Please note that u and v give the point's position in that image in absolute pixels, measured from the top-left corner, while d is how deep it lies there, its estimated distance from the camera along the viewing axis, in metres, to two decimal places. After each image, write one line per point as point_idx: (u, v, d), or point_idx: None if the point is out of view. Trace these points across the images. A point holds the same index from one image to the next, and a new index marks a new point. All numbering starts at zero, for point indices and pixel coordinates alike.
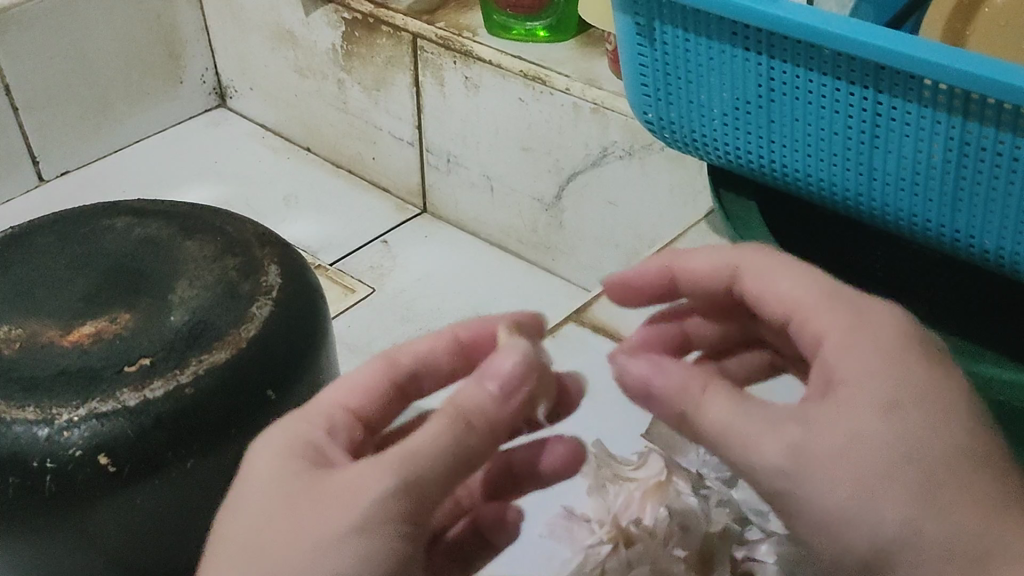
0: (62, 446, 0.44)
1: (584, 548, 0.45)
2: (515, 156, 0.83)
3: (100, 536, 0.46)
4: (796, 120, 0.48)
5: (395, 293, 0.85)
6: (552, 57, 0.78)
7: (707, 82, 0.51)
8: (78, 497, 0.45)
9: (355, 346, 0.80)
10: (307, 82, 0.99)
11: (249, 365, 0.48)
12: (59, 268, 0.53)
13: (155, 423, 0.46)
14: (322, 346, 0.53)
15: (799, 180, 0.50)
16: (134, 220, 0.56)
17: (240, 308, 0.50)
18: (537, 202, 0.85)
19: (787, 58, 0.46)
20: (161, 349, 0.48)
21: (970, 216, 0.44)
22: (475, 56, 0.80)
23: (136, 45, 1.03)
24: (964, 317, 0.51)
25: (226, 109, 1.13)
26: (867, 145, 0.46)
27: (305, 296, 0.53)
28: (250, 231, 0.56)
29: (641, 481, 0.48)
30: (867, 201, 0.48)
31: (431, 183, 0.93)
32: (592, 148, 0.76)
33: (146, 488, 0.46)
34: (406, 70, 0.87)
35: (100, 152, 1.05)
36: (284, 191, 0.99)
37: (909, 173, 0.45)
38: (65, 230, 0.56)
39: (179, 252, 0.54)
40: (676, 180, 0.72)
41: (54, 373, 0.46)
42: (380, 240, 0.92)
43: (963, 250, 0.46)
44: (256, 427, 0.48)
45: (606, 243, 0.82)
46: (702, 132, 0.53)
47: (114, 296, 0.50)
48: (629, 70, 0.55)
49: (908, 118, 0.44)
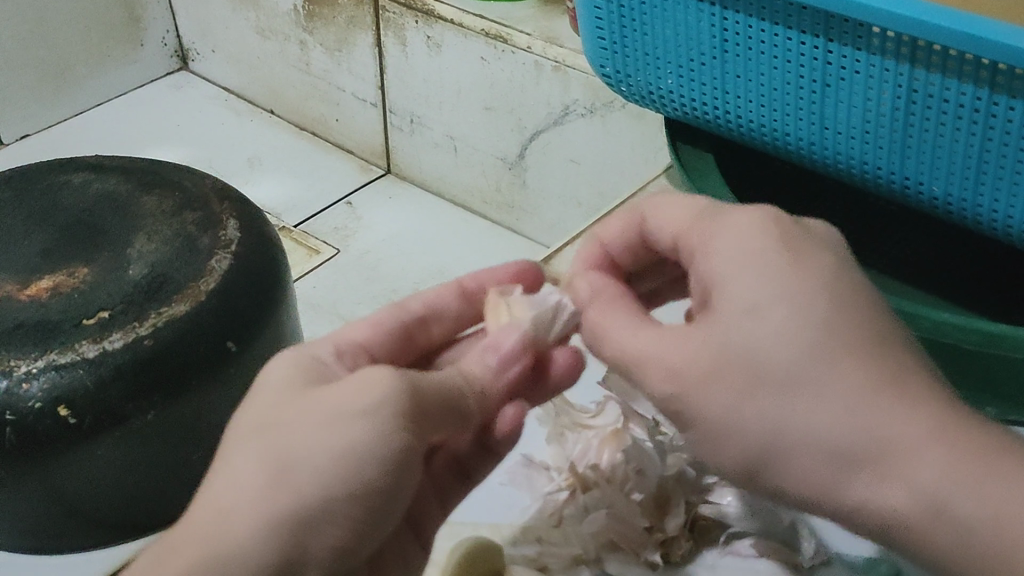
0: (21, 399, 0.45)
1: (543, 495, 0.46)
2: (477, 115, 0.84)
3: (62, 486, 0.47)
4: (750, 71, 0.49)
5: (360, 253, 0.86)
6: (513, 15, 0.77)
7: (662, 33, 0.51)
8: (38, 449, 0.45)
9: (320, 307, 0.80)
10: (269, 43, 0.99)
11: (208, 317, 0.49)
12: (15, 223, 0.52)
13: (115, 374, 0.46)
14: (282, 300, 0.54)
15: (754, 131, 0.51)
16: (91, 176, 0.56)
17: (198, 262, 0.50)
18: (499, 161, 0.85)
19: (740, 8, 0.47)
20: (120, 302, 0.48)
21: (918, 164, 0.45)
22: (436, 15, 0.80)
23: (97, 7, 1.02)
24: (918, 269, 0.52)
25: (188, 72, 1.12)
26: (818, 95, 0.47)
27: (263, 249, 0.53)
28: (209, 186, 0.56)
29: (598, 429, 0.48)
30: (819, 150, 0.48)
31: (395, 144, 0.94)
32: (553, 106, 0.77)
33: (107, 439, 0.46)
34: (368, 30, 0.87)
35: (62, 114, 1.04)
36: (247, 153, 0.99)
37: (859, 122, 0.46)
38: (22, 187, 0.55)
39: (138, 207, 0.54)
40: (637, 137, 0.73)
41: (13, 326, 0.46)
42: (344, 202, 0.92)
43: (912, 198, 0.46)
44: (216, 379, 0.49)
45: (569, 201, 0.82)
46: (657, 84, 0.54)
47: (72, 252, 0.50)
48: (586, 24, 0.55)
49: (857, 67, 0.44)
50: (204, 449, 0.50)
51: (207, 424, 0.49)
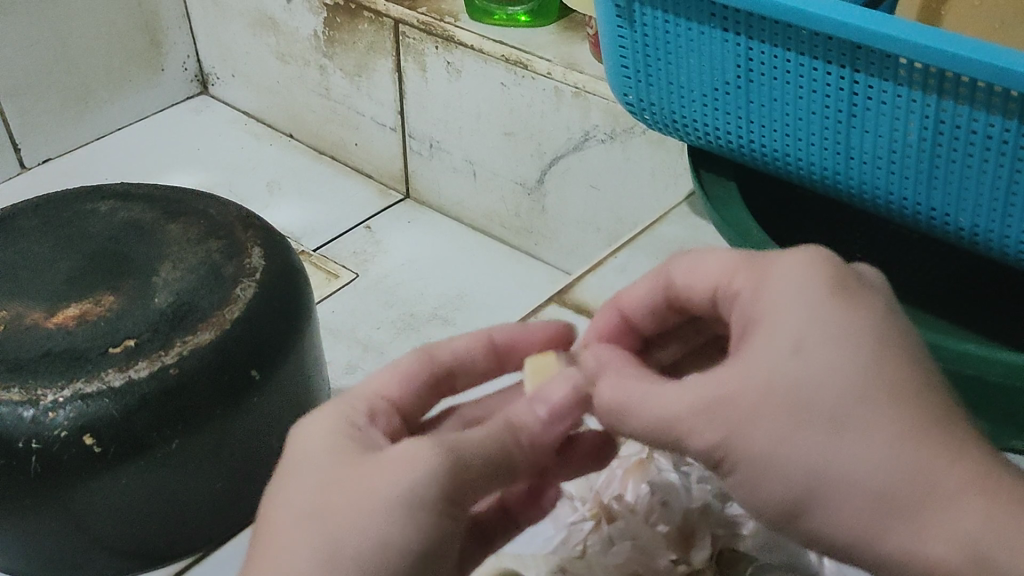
0: (47, 427, 0.45)
1: (568, 526, 0.46)
2: (497, 140, 0.84)
3: (84, 514, 0.47)
4: (774, 100, 0.49)
5: (379, 278, 0.86)
6: (533, 41, 0.78)
7: (686, 62, 0.51)
8: (64, 477, 0.45)
9: (340, 331, 0.80)
10: (289, 68, 0.99)
11: (234, 346, 0.49)
12: (43, 252, 0.53)
13: (141, 404, 0.46)
14: (305, 327, 0.54)
15: (778, 159, 0.51)
16: (117, 204, 0.56)
17: (223, 290, 0.51)
18: (519, 186, 0.85)
19: (765, 38, 0.47)
20: (145, 330, 0.48)
21: (946, 194, 0.45)
22: (457, 41, 0.80)
23: (119, 33, 1.03)
24: (945, 300, 0.52)
25: (208, 96, 1.13)
26: (844, 125, 0.46)
27: (288, 276, 0.53)
28: (233, 214, 0.56)
29: (624, 459, 0.48)
30: (844, 179, 0.48)
31: (414, 168, 0.94)
32: (573, 132, 0.77)
33: (131, 468, 0.46)
34: (388, 55, 0.87)
35: (82, 138, 1.05)
36: (267, 177, 0.99)
37: (885, 151, 0.46)
38: (49, 214, 0.56)
39: (163, 235, 0.54)
40: (656, 163, 0.73)
41: (39, 354, 0.46)
42: (363, 226, 0.93)
43: (939, 229, 0.46)
44: (241, 407, 0.49)
45: (588, 227, 0.82)
46: (680, 113, 0.54)
47: (99, 279, 0.51)
48: (609, 52, 0.55)
49: (883, 97, 0.44)
50: (225, 477, 0.50)
51: (230, 453, 0.49)
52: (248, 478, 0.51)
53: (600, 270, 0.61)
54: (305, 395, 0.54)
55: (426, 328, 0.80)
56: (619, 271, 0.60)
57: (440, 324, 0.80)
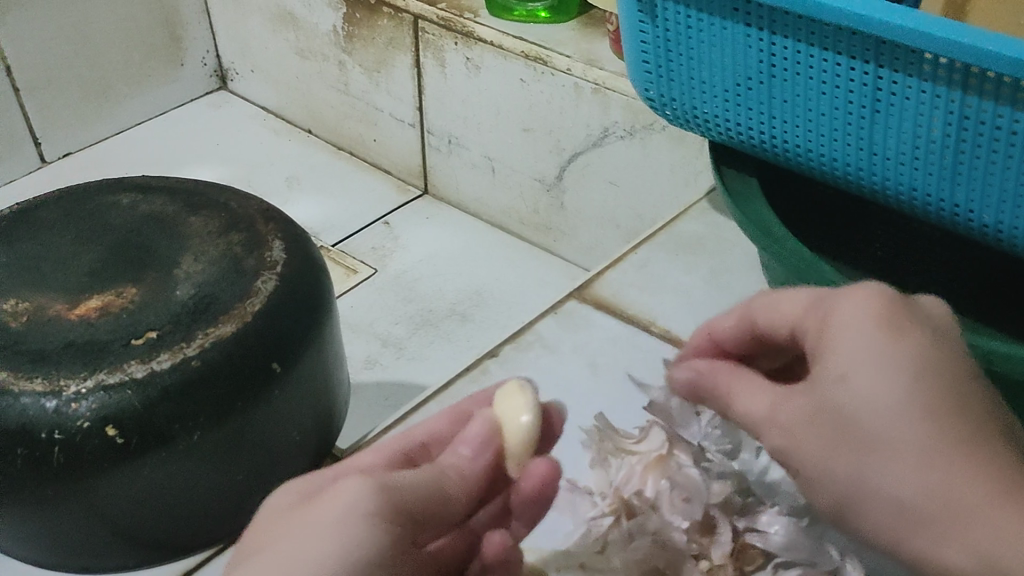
0: (70, 418, 0.45)
1: (586, 521, 0.45)
2: (515, 137, 0.84)
3: (107, 506, 0.47)
4: (797, 96, 0.48)
5: (397, 274, 0.86)
6: (553, 37, 0.78)
7: (709, 57, 0.51)
8: (85, 469, 0.45)
9: (357, 326, 0.80)
10: (308, 64, 1.00)
11: (254, 339, 0.49)
12: (66, 244, 0.53)
13: (163, 396, 0.46)
14: (326, 321, 0.54)
15: (799, 156, 0.50)
16: (138, 197, 0.57)
17: (245, 283, 0.51)
18: (537, 183, 0.85)
19: (789, 33, 0.47)
20: (167, 323, 0.48)
21: (970, 191, 0.44)
22: (476, 37, 0.80)
23: (139, 27, 1.04)
24: (968, 298, 0.51)
25: (226, 92, 1.14)
26: (867, 121, 0.46)
27: (308, 269, 0.53)
28: (254, 208, 0.56)
29: (643, 454, 0.47)
30: (867, 175, 0.48)
31: (432, 164, 0.94)
32: (592, 128, 0.77)
33: (152, 460, 0.46)
34: (407, 51, 0.87)
35: (101, 133, 1.05)
36: (286, 172, 0.99)
37: (909, 147, 0.45)
38: (70, 207, 0.56)
39: (184, 228, 0.54)
40: (676, 160, 0.73)
41: (62, 346, 0.47)
42: (381, 221, 0.93)
43: (962, 225, 0.46)
44: (262, 400, 0.49)
45: (607, 223, 0.82)
46: (701, 108, 0.53)
47: (121, 271, 0.51)
48: (631, 47, 0.55)
49: (908, 92, 0.44)
50: (246, 469, 0.50)
51: (249, 446, 0.49)
52: (267, 471, 0.51)
53: (620, 266, 0.60)
54: (325, 391, 0.54)
55: (444, 324, 0.80)
56: (639, 267, 0.60)
57: (458, 320, 0.80)
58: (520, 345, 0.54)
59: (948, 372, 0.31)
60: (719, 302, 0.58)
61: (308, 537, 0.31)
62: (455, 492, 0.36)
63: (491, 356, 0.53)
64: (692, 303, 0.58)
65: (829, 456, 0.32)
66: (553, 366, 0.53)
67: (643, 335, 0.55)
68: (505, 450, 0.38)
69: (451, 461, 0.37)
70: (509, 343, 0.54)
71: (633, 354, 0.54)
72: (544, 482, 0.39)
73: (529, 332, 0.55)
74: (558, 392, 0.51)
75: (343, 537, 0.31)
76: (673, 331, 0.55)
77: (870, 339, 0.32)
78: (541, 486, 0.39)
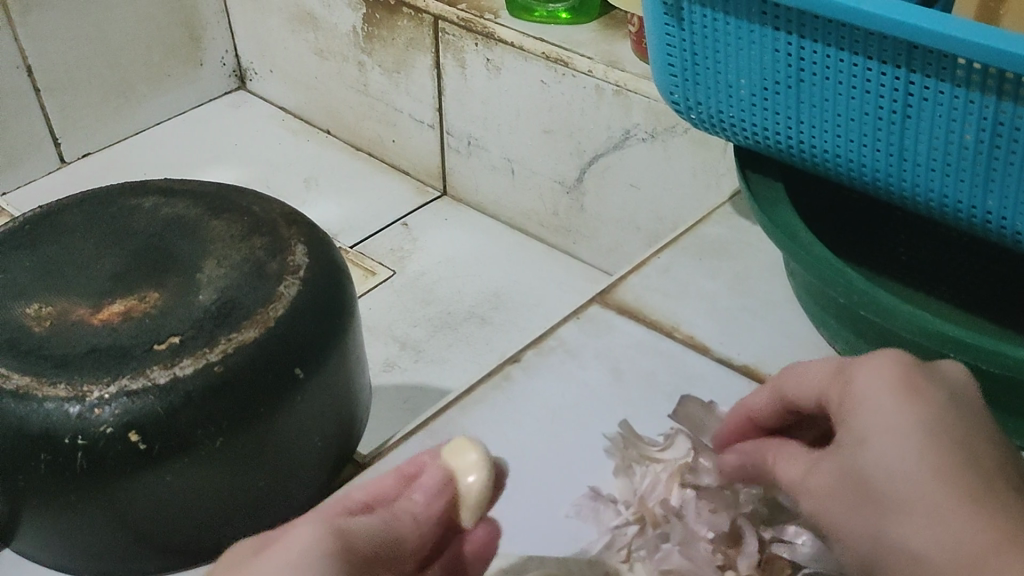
0: (93, 423, 0.44)
1: (610, 529, 0.44)
2: (535, 138, 0.83)
3: (130, 511, 0.47)
4: (826, 100, 0.48)
5: (415, 276, 0.85)
6: (574, 39, 0.77)
7: (735, 61, 0.50)
8: (108, 474, 0.45)
9: (375, 328, 0.80)
10: (327, 64, 0.99)
11: (277, 344, 0.48)
12: (88, 247, 0.53)
13: (185, 401, 0.46)
14: (348, 325, 0.53)
15: (827, 160, 0.50)
16: (161, 200, 0.56)
17: (267, 287, 0.50)
18: (557, 185, 0.85)
19: (818, 37, 0.46)
20: (190, 328, 0.48)
21: (1002, 197, 0.44)
22: (497, 38, 0.79)
23: (158, 27, 1.04)
24: (996, 305, 0.51)
25: (245, 92, 1.14)
26: (897, 126, 0.46)
27: (331, 274, 0.53)
28: (276, 211, 0.56)
29: (667, 463, 0.47)
30: (897, 180, 0.47)
31: (452, 166, 0.94)
32: (614, 130, 0.76)
33: (175, 465, 0.46)
34: (427, 52, 0.87)
35: (120, 133, 1.05)
36: (304, 173, 0.99)
37: (940, 153, 0.45)
38: (93, 210, 0.56)
39: (207, 232, 0.54)
40: (698, 163, 0.72)
41: (85, 351, 0.46)
42: (400, 223, 0.92)
43: (994, 232, 0.45)
44: (284, 405, 0.49)
45: (628, 226, 0.82)
46: (727, 112, 0.53)
47: (144, 276, 0.51)
48: (656, 50, 0.54)
49: (940, 97, 0.43)
50: (269, 475, 0.50)
51: (271, 451, 0.49)
52: (288, 477, 0.51)
53: (643, 271, 0.60)
54: (348, 395, 0.54)
55: (463, 326, 0.79)
56: (662, 272, 0.60)
57: (477, 323, 0.80)
58: (542, 351, 0.54)
59: (956, 422, 0.33)
60: (743, 307, 0.57)
61: (270, 571, 0.31)
62: (407, 543, 0.36)
63: (514, 362, 0.53)
64: (715, 309, 0.57)
65: (858, 515, 0.33)
66: (576, 373, 0.52)
67: (667, 341, 0.54)
68: (458, 507, 0.39)
69: (404, 505, 0.37)
70: (532, 348, 0.54)
71: (656, 360, 0.53)
72: (486, 542, 0.40)
73: (552, 338, 0.55)
74: (581, 399, 0.51)
75: (311, 571, 0.31)
76: (698, 337, 0.55)
77: (890, 397, 0.34)
78: (483, 548, 0.40)
